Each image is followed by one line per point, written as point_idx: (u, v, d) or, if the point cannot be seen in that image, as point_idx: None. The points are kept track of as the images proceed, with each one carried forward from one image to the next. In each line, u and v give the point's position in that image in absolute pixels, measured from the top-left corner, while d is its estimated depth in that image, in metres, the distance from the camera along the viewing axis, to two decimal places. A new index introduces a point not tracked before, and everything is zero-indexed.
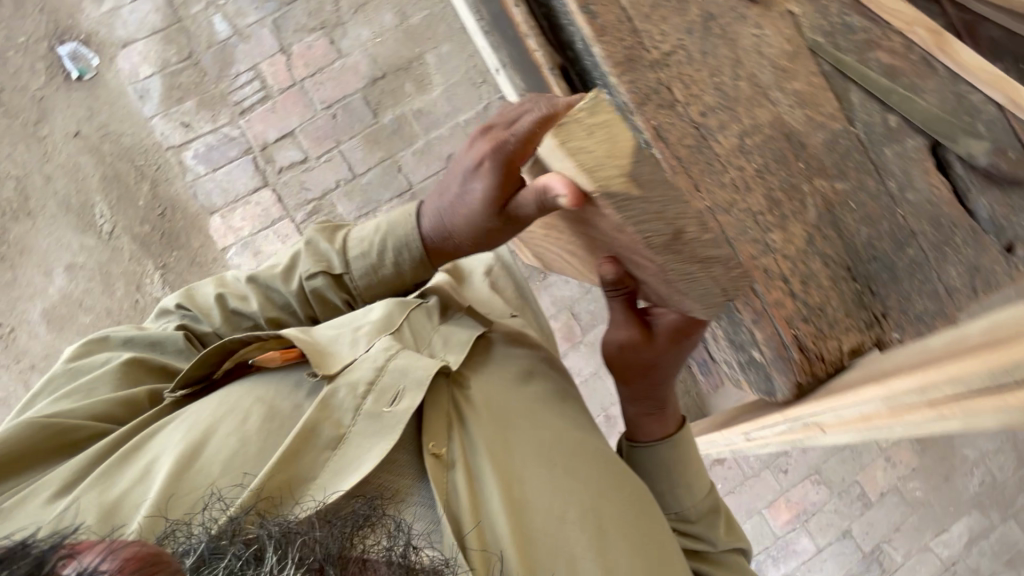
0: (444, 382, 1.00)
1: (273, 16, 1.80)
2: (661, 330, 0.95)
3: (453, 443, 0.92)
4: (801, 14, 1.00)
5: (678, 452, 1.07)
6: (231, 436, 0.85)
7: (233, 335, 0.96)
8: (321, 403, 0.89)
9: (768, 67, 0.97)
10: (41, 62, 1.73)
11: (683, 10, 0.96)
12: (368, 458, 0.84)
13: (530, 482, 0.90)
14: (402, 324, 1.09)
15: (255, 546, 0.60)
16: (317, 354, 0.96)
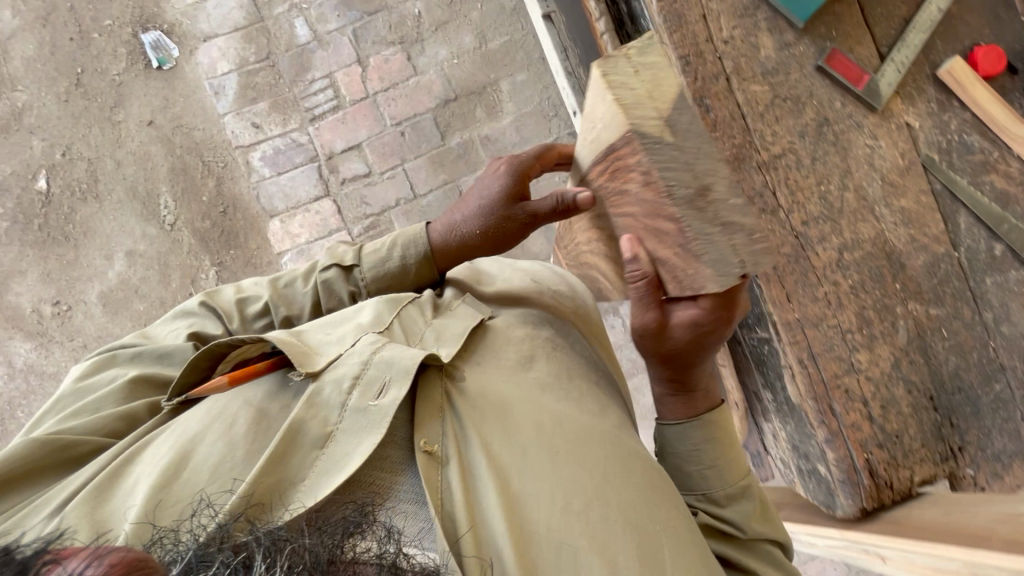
0: (436, 375, 0.82)
1: (354, 25, 1.79)
2: (677, 323, 0.80)
3: (447, 439, 0.75)
4: (919, 127, 0.96)
5: (710, 435, 0.87)
6: (217, 439, 0.70)
7: (223, 337, 0.80)
8: (308, 400, 0.74)
9: (878, 180, 0.94)
10: (123, 47, 1.74)
11: (799, 111, 0.93)
12: (356, 457, 0.69)
13: (536, 480, 0.73)
14: (393, 321, 0.91)
15: (244, 557, 0.52)
16: (299, 350, 0.80)
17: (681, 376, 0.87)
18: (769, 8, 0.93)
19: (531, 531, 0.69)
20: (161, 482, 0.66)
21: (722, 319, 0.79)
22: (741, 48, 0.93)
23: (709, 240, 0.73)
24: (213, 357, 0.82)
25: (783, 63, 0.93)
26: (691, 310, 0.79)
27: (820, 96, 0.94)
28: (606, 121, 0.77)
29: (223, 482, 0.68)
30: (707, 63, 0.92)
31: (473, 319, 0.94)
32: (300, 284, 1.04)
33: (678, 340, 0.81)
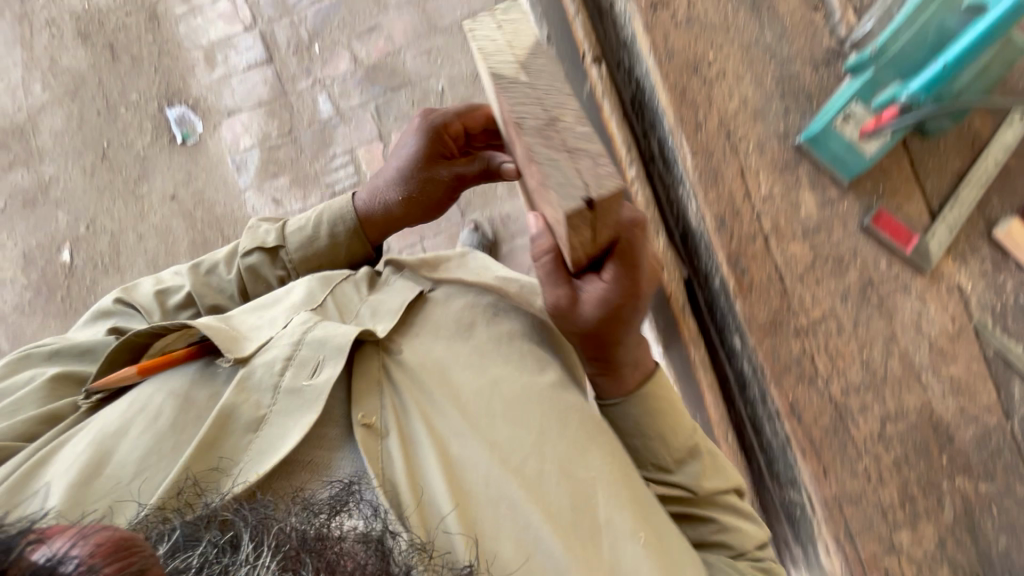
0: (373, 348, 0.98)
1: (376, 100, 1.77)
2: (588, 300, 0.87)
3: (385, 412, 0.90)
4: (970, 288, 0.90)
5: (644, 407, 0.97)
6: (149, 433, 0.83)
7: (135, 330, 0.95)
8: (241, 386, 0.88)
9: (925, 347, 0.88)
10: (149, 121, 1.75)
11: (841, 271, 0.88)
12: (290, 437, 0.82)
13: (469, 448, 0.88)
14: (326, 299, 1.08)
15: (231, 537, 0.62)
16: (226, 337, 0.94)
17: (610, 354, 0.94)
18: (812, 161, 0.88)
19: (470, 490, 0.85)
20: (86, 473, 0.78)
21: (627, 297, 0.86)
22: (781, 204, 0.88)
23: (553, 163, 0.67)
24: (132, 348, 0.97)
25: (825, 221, 0.88)
26: (597, 287, 0.86)
27: (865, 255, 0.88)
28: (492, 55, 0.79)
29: (153, 473, 0.80)
30: (743, 222, 0.87)
31: (411, 292, 1.09)
32: (222, 270, 1.23)
33: (591, 321, 0.89)
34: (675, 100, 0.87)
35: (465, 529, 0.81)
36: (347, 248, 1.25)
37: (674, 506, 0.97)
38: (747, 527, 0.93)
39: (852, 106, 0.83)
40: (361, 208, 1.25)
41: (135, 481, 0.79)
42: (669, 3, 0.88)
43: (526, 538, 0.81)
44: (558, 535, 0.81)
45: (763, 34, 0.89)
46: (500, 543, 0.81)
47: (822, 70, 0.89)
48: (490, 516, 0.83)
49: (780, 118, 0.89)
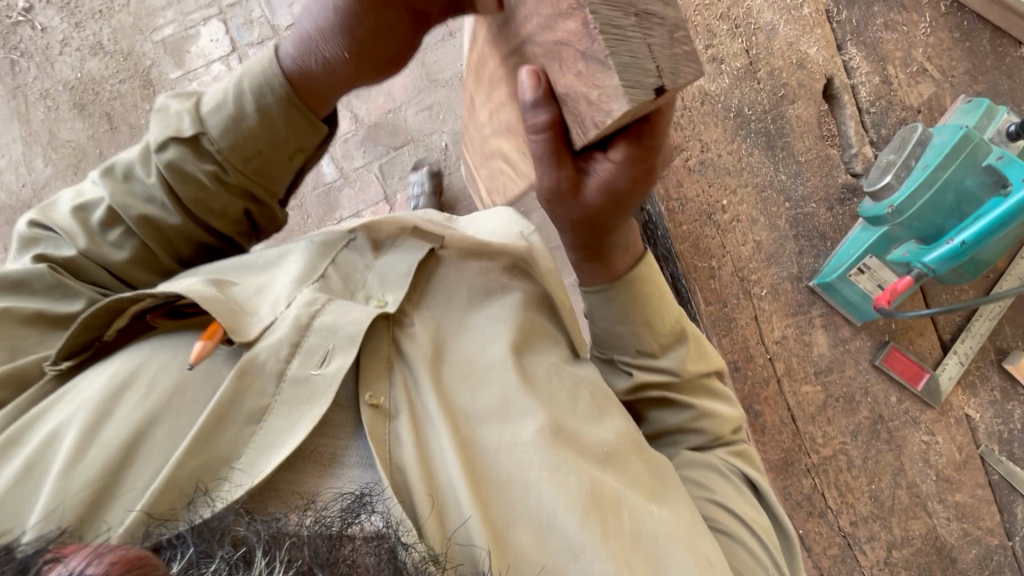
0: (381, 325, 0.53)
1: (380, 160, 1.74)
2: (593, 184, 0.47)
3: (392, 381, 0.50)
4: (978, 416, 0.92)
5: (633, 294, 0.62)
6: (137, 405, 0.43)
7: (115, 294, 0.47)
8: (236, 371, 0.44)
9: (931, 476, 0.92)
10: None
11: (852, 409, 0.90)
12: (300, 431, 0.43)
13: (497, 433, 0.50)
14: (331, 268, 0.57)
15: (244, 548, 0.33)
16: (227, 310, 0.48)
17: (594, 241, 0.56)
18: (824, 302, 0.89)
19: (490, 480, 0.48)
20: (69, 457, 0.39)
21: (643, 179, 0.48)
22: (794, 347, 0.89)
23: (618, 36, 0.37)
24: (110, 314, 0.48)
25: (837, 360, 0.90)
26: (605, 169, 0.47)
27: (875, 392, 0.90)
28: None
29: (147, 450, 0.41)
30: (757, 367, 0.89)
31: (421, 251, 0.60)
32: (141, 172, 0.56)
33: (588, 211, 0.51)
34: (689, 248, 0.87)
35: (492, 534, 0.45)
36: (285, 120, 0.58)
37: (653, 392, 0.63)
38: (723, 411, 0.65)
39: (868, 259, 0.83)
40: (286, 66, 0.57)
41: (129, 459, 0.40)
42: (682, 149, 0.86)
43: (558, 557, 0.46)
44: (602, 536, 0.46)
45: (777, 175, 0.87)
46: (527, 547, 0.46)
47: (837, 209, 0.88)
48: (512, 514, 0.47)
49: (794, 260, 0.88)
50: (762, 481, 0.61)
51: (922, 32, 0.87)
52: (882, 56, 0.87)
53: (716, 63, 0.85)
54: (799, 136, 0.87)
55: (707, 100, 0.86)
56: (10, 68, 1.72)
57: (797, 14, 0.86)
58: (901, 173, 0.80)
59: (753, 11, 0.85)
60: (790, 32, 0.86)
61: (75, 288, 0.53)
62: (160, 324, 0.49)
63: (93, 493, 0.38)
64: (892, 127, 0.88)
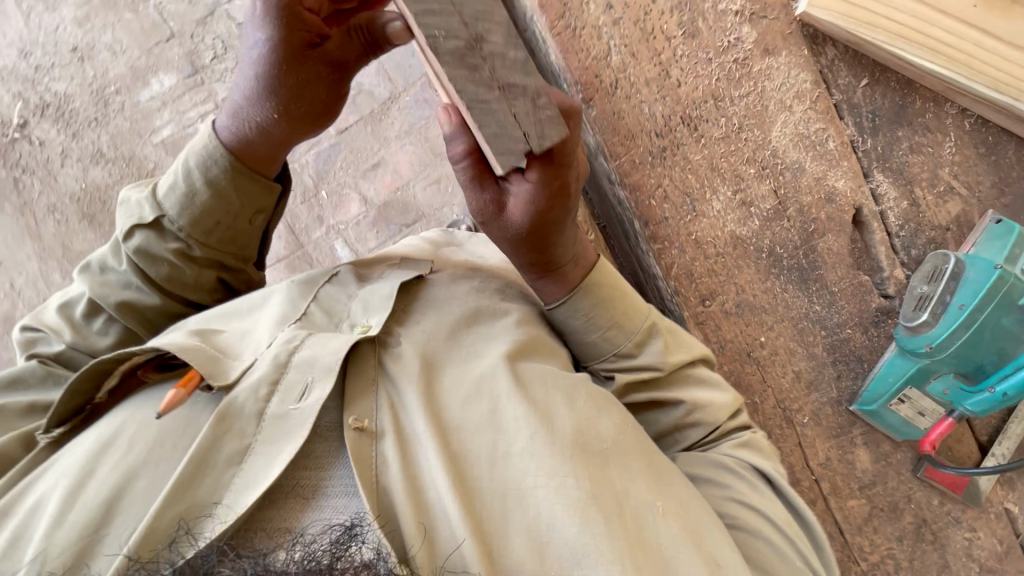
0: (367, 347, 0.66)
1: (394, 240, 1.74)
2: (518, 205, 0.59)
3: (381, 411, 0.61)
4: (1016, 508, 0.96)
5: (596, 299, 0.72)
6: (117, 466, 0.55)
7: (101, 357, 0.61)
8: (217, 416, 0.56)
9: (976, 569, 0.96)
10: None
11: (896, 517, 0.94)
12: (276, 467, 0.54)
13: (480, 447, 0.59)
14: (312, 307, 0.72)
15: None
16: (206, 360, 0.62)
17: (539, 256, 0.66)
18: (865, 422, 0.91)
19: (480, 487, 0.57)
20: (55, 519, 0.51)
21: (558, 196, 0.59)
22: (838, 467, 0.93)
23: (486, 107, 0.52)
24: (99, 379, 0.63)
25: (880, 473, 0.93)
26: (524, 188, 0.58)
27: (918, 499, 0.94)
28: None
29: (131, 499, 0.53)
30: (803, 489, 0.92)
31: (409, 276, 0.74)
32: (114, 263, 0.77)
33: (516, 229, 0.61)
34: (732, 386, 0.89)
35: (479, 540, 0.54)
36: (235, 188, 0.74)
37: (640, 395, 0.73)
38: (715, 397, 0.73)
39: (908, 390, 0.85)
40: (225, 140, 0.73)
41: (117, 509, 0.52)
42: (717, 294, 0.87)
43: (550, 548, 0.54)
44: (585, 526, 0.54)
45: (812, 306, 0.89)
46: (516, 545, 0.54)
47: (872, 331, 0.90)
48: (501, 520, 0.55)
49: (833, 384, 0.91)
50: (773, 471, 0.68)
51: (948, 150, 0.87)
52: (909, 179, 0.87)
53: (746, 206, 0.86)
54: (832, 267, 0.88)
55: (738, 243, 0.86)
56: (14, 186, 1.69)
57: (822, 148, 0.85)
58: (937, 309, 0.81)
59: (779, 151, 0.85)
60: (816, 168, 0.86)
61: (63, 374, 0.72)
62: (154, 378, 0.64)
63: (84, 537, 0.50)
64: (923, 247, 0.89)
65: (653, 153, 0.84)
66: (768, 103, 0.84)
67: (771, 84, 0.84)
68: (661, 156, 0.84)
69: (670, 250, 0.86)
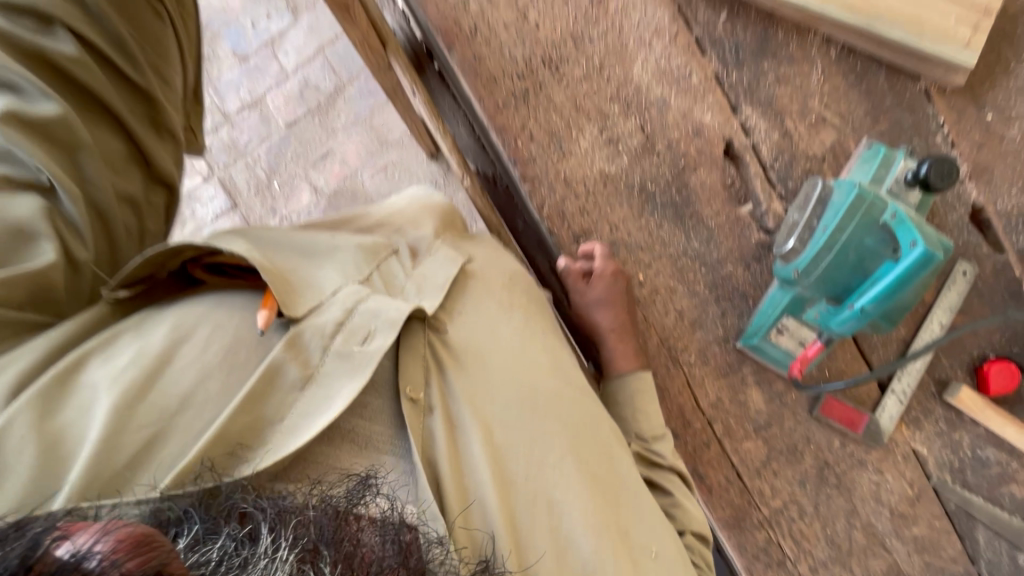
0: (418, 325, 0.68)
1: None
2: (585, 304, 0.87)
3: (431, 385, 0.66)
4: (926, 450, 0.92)
5: (638, 394, 0.83)
6: (189, 365, 0.57)
7: (186, 241, 0.61)
8: (286, 341, 0.59)
9: (887, 515, 0.92)
10: None
11: (796, 459, 0.91)
12: (339, 401, 0.57)
13: (520, 447, 0.65)
14: (373, 273, 0.70)
15: (251, 528, 0.43)
16: (283, 285, 0.63)
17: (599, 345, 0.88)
18: (755, 360, 0.90)
19: (512, 480, 0.64)
20: (125, 401, 0.53)
21: None
22: (730, 408, 0.91)
23: None
24: (169, 257, 0.63)
25: (775, 414, 0.91)
26: None
27: (818, 441, 0.91)
28: None
29: (196, 408, 0.55)
30: (695, 430, 0.91)
31: (454, 265, 0.75)
32: None
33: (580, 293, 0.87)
34: (612, 324, 0.87)
35: (506, 536, 0.61)
36: None
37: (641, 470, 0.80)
38: (689, 505, 0.78)
39: (785, 319, 0.85)
40: None
41: (178, 415, 0.54)
42: (591, 233, 0.88)
43: (562, 532, 0.63)
44: (593, 535, 0.63)
45: (690, 243, 0.89)
46: (540, 552, 0.61)
47: (754, 266, 0.89)
48: (526, 513, 0.62)
49: (718, 322, 0.89)
50: None
51: (815, 81, 0.87)
52: (778, 111, 0.87)
53: (613, 144, 0.87)
54: (706, 202, 0.88)
55: (609, 181, 0.87)
56: None
57: (686, 84, 0.86)
58: (804, 235, 0.81)
59: (643, 88, 0.86)
60: (681, 103, 0.87)
61: (20, 139, 0.60)
62: (206, 278, 0.66)
63: (152, 432, 0.53)
64: (798, 179, 0.88)
65: (516, 94, 0.86)
66: (627, 41, 0.86)
67: (629, 23, 0.85)
68: (524, 97, 0.86)
69: (540, 189, 0.87)
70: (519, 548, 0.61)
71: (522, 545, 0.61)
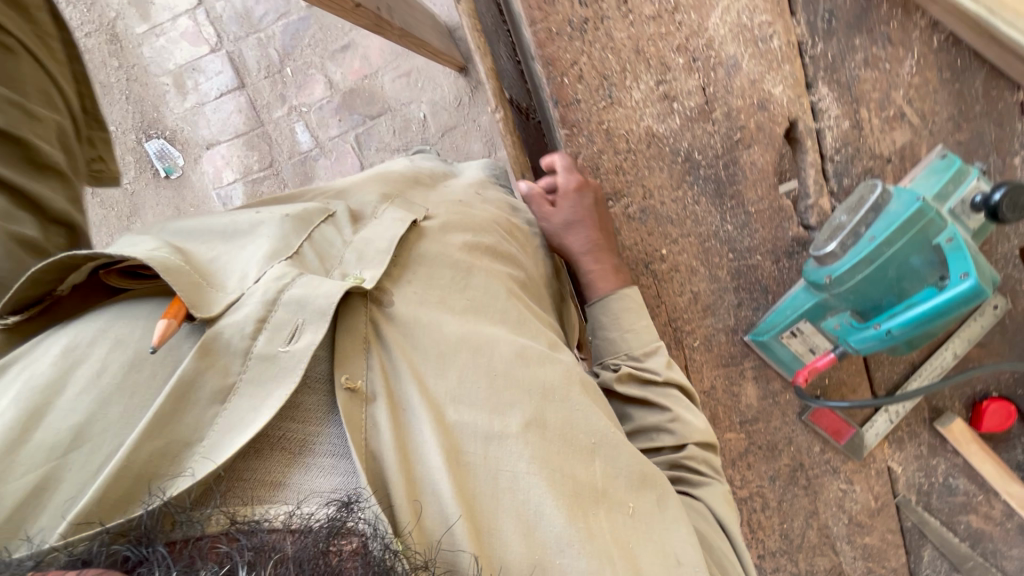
0: (359, 301, 0.58)
1: (356, 131, 1.65)
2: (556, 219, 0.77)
3: (373, 367, 0.56)
4: (900, 470, 0.93)
5: (628, 307, 0.76)
6: (85, 391, 0.48)
7: (74, 252, 0.53)
8: (199, 349, 0.49)
9: (844, 521, 0.95)
10: (130, 154, 1.69)
11: (773, 457, 0.92)
12: (264, 414, 0.48)
13: (477, 426, 0.55)
14: (304, 245, 0.62)
15: (229, 564, 0.39)
16: (189, 280, 0.53)
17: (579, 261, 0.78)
18: (757, 356, 0.88)
19: (469, 462, 0.54)
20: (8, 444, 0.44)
21: None
22: (722, 398, 0.90)
23: None
24: (64, 270, 0.55)
25: (765, 411, 0.90)
26: None
27: (799, 443, 0.92)
28: None
29: (93, 443, 0.46)
30: None
31: (403, 227, 0.68)
32: None
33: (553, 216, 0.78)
34: (595, 246, 0.77)
35: (470, 523, 0.51)
36: None
37: (635, 389, 0.71)
38: (689, 416, 0.69)
39: (802, 324, 0.81)
40: None
41: (73, 453, 0.45)
42: (622, 195, 0.81)
43: (529, 513, 0.53)
44: (569, 516, 0.53)
45: (723, 225, 0.83)
46: (509, 538, 0.52)
47: (784, 262, 0.84)
48: (489, 495, 0.53)
49: (731, 311, 0.86)
50: (727, 524, 0.64)
51: (907, 70, 0.77)
52: (857, 97, 0.78)
53: (668, 101, 0.78)
54: (752, 184, 0.81)
55: (654, 143, 0.79)
56: None
57: (764, 46, 0.76)
58: (848, 240, 0.74)
59: (715, 43, 0.76)
60: (754, 68, 0.77)
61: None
62: (120, 285, 0.56)
63: (41, 475, 0.44)
64: (856, 177, 0.81)
65: (574, 24, 0.75)
66: None
67: None
68: (582, 28, 0.76)
69: (578, 138, 0.79)
70: (484, 538, 0.52)
71: (485, 532, 0.52)
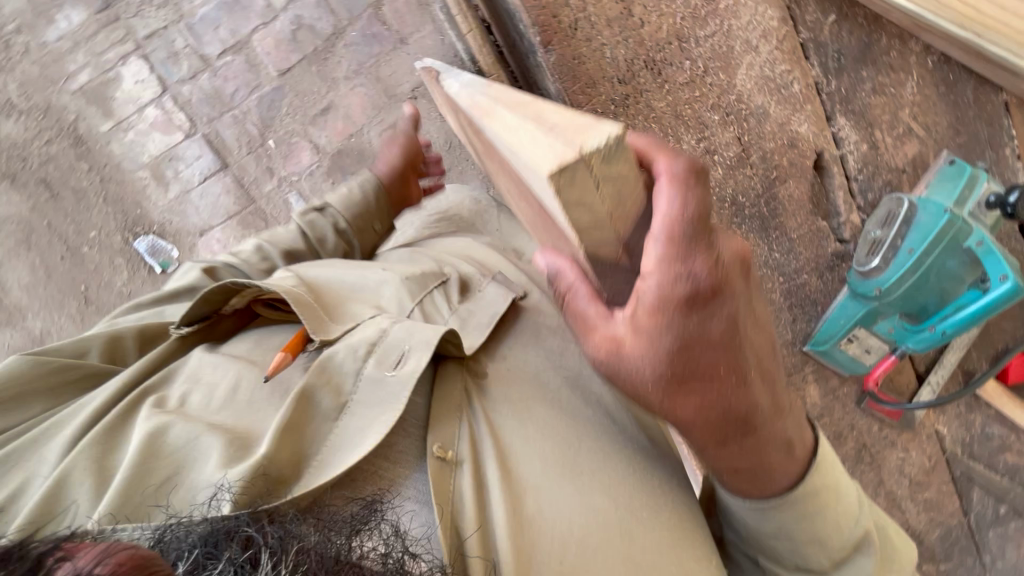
0: (454, 367, 0.55)
1: None
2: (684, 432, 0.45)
3: (461, 433, 0.50)
4: (946, 431, 1.06)
5: (807, 514, 0.50)
6: (222, 405, 0.51)
7: (235, 283, 0.59)
8: (316, 367, 0.52)
9: (904, 481, 1.06)
10: (120, 256, 1.49)
11: (839, 442, 1.02)
12: (372, 433, 0.46)
13: (552, 451, 0.50)
14: (416, 308, 0.62)
15: (251, 552, 0.34)
16: (314, 309, 0.58)
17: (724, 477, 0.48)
18: (818, 361, 0.97)
19: (531, 489, 0.48)
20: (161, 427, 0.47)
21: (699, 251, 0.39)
22: None
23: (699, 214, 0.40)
24: (229, 296, 0.62)
25: (828, 406, 1.00)
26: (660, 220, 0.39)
27: (860, 427, 1.02)
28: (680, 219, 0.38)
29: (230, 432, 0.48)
30: None
31: (504, 301, 0.63)
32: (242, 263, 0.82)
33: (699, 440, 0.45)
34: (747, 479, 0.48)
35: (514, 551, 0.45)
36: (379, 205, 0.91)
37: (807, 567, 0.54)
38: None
39: (856, 330, 0.90)
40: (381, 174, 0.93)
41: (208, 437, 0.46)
42: None
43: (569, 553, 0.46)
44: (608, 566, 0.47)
45: (771, 253, 0.91)
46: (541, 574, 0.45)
47: (826, 275, 0.93)
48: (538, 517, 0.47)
49: (788, 328, 0.95)
50: None
51: (909, 91, 0.85)
52: (870, 121, 0.86)
53: (710, 155, 0.84)
54: (792, 214, 0.89)
55: None
56: None
57: (787, 92, 0.84)
58: (888, 254, 0.83)
59: (743, 97, 0.83)
60: (780, 113, 0.84)
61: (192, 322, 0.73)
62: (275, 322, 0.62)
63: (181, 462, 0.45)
64: (878, 191, 0.90)
65: None
66: (733, 44, 0.81)
67: (738, 23, 0.81)
68: None
69: None
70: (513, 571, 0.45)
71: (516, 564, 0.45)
